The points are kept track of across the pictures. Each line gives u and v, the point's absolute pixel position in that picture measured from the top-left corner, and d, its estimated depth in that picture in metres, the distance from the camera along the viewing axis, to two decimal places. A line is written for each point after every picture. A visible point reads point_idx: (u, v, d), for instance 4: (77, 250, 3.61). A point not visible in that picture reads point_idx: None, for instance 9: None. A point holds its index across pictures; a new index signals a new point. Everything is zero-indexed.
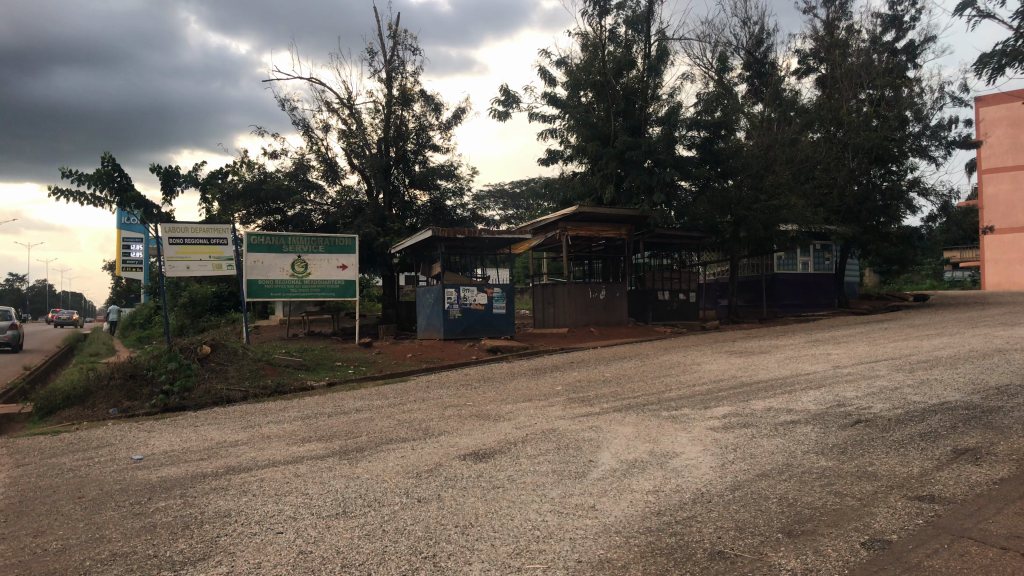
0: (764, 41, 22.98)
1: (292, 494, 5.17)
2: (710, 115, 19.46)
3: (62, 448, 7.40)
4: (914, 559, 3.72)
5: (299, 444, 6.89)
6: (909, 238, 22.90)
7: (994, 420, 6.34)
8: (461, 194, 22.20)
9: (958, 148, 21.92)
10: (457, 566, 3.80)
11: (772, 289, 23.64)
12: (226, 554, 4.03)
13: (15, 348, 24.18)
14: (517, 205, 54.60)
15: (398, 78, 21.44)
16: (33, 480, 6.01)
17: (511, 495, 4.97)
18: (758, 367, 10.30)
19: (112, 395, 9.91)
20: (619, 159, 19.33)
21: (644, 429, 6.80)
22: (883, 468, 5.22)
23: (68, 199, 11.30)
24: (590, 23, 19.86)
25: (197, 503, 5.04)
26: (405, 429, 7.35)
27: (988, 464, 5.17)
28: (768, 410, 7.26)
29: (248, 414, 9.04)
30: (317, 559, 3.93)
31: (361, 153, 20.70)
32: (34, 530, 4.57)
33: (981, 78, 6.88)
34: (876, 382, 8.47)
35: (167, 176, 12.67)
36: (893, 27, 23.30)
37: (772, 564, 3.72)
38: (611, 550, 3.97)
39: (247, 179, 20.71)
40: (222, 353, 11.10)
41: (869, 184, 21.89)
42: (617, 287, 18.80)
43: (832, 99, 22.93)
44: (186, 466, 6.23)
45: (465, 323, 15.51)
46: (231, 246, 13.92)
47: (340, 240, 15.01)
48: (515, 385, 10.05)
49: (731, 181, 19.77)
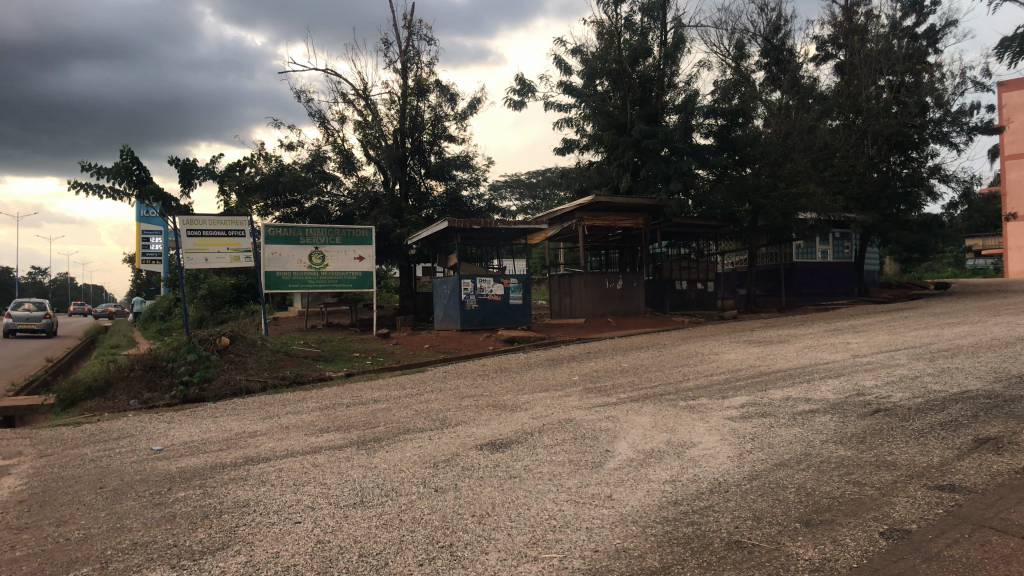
0: (782, 27, 22.62)
1: (311, 484, 5.26)
2: (727, 103, 19.20)
3: (84, 439, 7.55)
4: (934, 550, 3.70)
5: (317, 435, 6.97)
6: (930, 224, 22.50)
7: (1017, 409, 6.25)
8: (478, 184, 22.21)
9: (981, 134, 21.47)
10: (472, 555, 3.85)
11: (791, 278, 23.44)
12: (245, 544, 4.11)
13: (48, 333, 25.46)
14: (533, 195, 54.40)
15: (414, 68, 21.45)
16: (56, 471, 6.15)
17: (527, 485, 5.01)
18: (776, 357, 10.19)
19: (133, 386, 10.08)
20: (635, 148, 19.20)
21: (660, 419, 6.81)
22: (902, 457, 5.18)
23: (88, 192, 11.47)
24: (606, 12, 19.68)
25: (216, 493, 5.14)
26: (423, 420, 7.43)
27: (1010, 454, 5.10)
28: (786, 400, 7.22)
29: (267, 405, 9.17)
30: (335, 549, 4.00)
31: (377, 144, 20.78)
32: (57, 520, 4.70)
33: (1002, 63, 6.73)
34: (896, 370, 8.40)
35: (185, 169, 12.81)
36: (914, 11, 22.79)
37: (789, 554, 3.72)
38: (627, 539, 3.99)
39: (265, 171, 20.91)
40: (241, 344, 11.32)
41: (888, 172, 21.50)
42: (635, 276, 18.76)
43: (851, 85, 22.54)
44: (205, 457, 6.34)
45: (482, 314, 15.56)
46: (249, 238, 14.04)
47: (357, 231, 15.15)
48: (532, 376, 10.10)
49: (749, 169, 19.56)
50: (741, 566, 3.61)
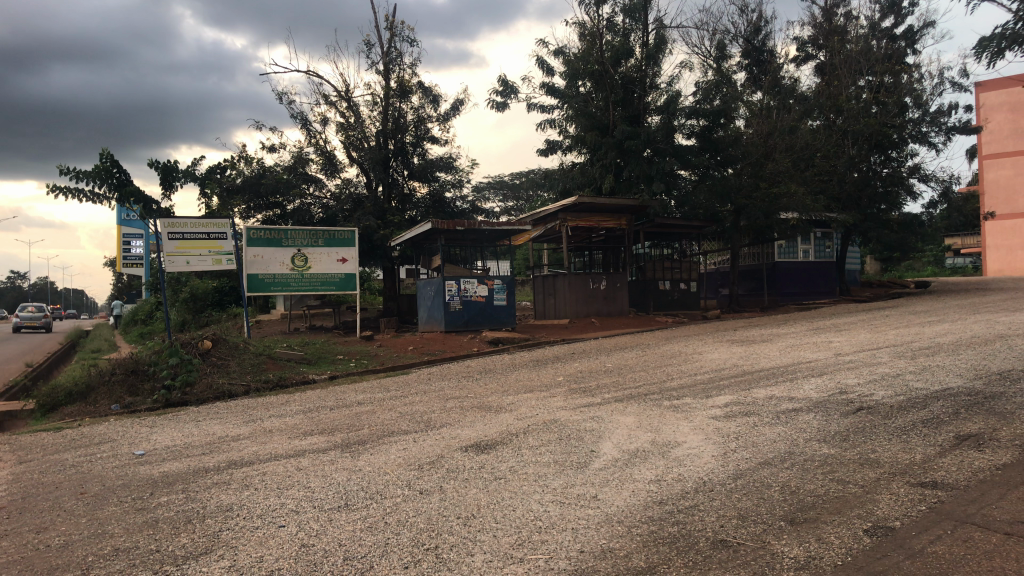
0: (762, 29, 22.91)
1: (294, 488, 5.17)
2: (709, 103, 19.31)
3: (65, 444, 7.38)
4: (918, 546, 3.71)
5: (302, 438, 6.89)
6: (909, 223, 22.77)
7: (997, 406, 6.32)
8: (462, 186, 22.16)
9: (958, 134, 21.77)
10: (459, 558, 3.79)
11: (773, 278, 23.61)
12: (228, 549, 4.02)
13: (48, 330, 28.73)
14: (517, 197, 54.45)
15: (396, 70, 21.35)
16: (35, 476, 6.01)
17: (512, 486, 4.97)
18: (759, 356, 10.24)
19: (114, 391, 9.89)
20: (618, 149, 19.33)
21: (645, 419, 6.79)
22: (886, 455, 5.22)
23: (67, 195, 11.25)
24: (588, 13, 19.76)
25: (199, 497, 5.04)
26: (406, 422, 7.37)
27: (990, 451, 5.14)
28: (770, 399, 7.25)
29: (251, 408, 9.06)
30: (319, 552, 3.92)
31: (359, 145, 20.60)
32: (36, 527, 4.57)
33: (982, 62, 6.75)
34: (879, 368, 8.48)
35: (165, 170, 12.60)
36: (892, 13, 23.09)
37: (775, 552, 3.71)
38: (613, 539, 3.96)
39: (247, 173, 20.70)
40: (223, 347, 11.21)
41: (868, 172, 21.72)
42: (618, 277, 18.80)
43: (832, 86, 22.84)
44: (188, 461, 6.22)
45: (466, 315, 15.49)
46: (231, 240, 13.84)
47: (340, 233, 14.99)
48: (516, 376, 10.08)
49: (731, 170, 19.70)
50: (727, 565, 3.60)
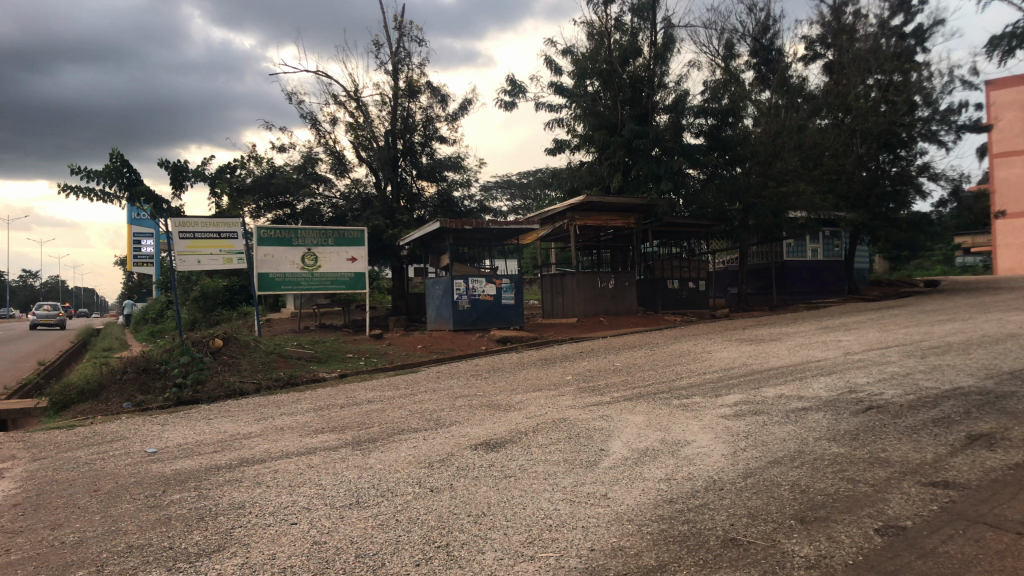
0: (770, 28, 22.84)
1: (306, 486, 5.21)
2: (717, 103, 19.18)
3: (78, 441, 7.47)
4: (929, 546, 3.71)
5: (313, 436, 6.95)
6: (918, 222, 22.62)
7: (1008, 406, 6.29)
8: (469, 185, 22.20)
9: (968, 133, 21.64)
10: (469, 555, 3.83)
11: (782, 277, 23.53)
12: (241, 545, 4.07)
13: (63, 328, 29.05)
14: (525, 197, 54.46)
15: (405, 70, 21.40)
16: (49, 473, 6.08)
17: (522, 484, 5.00)
18: (768, 355, 10.22)
19: (126, 389, 9.98)
20: (626, 148, 19.30)
21: (655, 417, 6.81)
22: (896, 454, 5.21)
23: (79, 195, 11.37)
24: (596, 12, 19.72)
25: (212, 495, 5.09)
26: (416, 420, 7.41)
27: (1002, 450, 5.12)
28: (779, 398, 7.25)
29: (262, 406, 9.13)
30: (332, 549, 3.97)
31: (368, 145, 20.68)
32: (52, 523, 4.64)
33: (992, 61, 6.73)
34: (889, 367, 8.44)
35: (175, 170, 12.71)
36: (901, 11, 22.95)
37: (785, 551, 3.72)
38: (623, 538, 3.99)
39: (257, 173, 20.82)
40: (234, 346, 11.33)
41: (877, 170, 21.60)
42: (626, 276, 18.79)
43: (841, 84, 22.73)
44: (200, 459, 6.28)
45: (474, 313, 15.53)
46: (242, 239, 13.93)
47: (350, 232, 15.08)
48: (524, 375, 10.09)
49: (739, 168, 19.64)
50: (737, 564, 3.61)
